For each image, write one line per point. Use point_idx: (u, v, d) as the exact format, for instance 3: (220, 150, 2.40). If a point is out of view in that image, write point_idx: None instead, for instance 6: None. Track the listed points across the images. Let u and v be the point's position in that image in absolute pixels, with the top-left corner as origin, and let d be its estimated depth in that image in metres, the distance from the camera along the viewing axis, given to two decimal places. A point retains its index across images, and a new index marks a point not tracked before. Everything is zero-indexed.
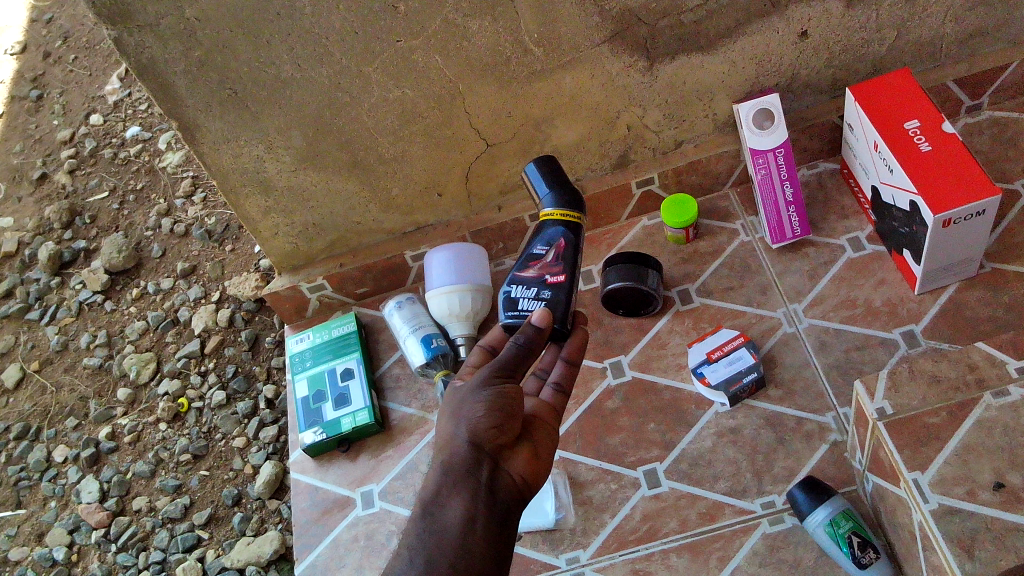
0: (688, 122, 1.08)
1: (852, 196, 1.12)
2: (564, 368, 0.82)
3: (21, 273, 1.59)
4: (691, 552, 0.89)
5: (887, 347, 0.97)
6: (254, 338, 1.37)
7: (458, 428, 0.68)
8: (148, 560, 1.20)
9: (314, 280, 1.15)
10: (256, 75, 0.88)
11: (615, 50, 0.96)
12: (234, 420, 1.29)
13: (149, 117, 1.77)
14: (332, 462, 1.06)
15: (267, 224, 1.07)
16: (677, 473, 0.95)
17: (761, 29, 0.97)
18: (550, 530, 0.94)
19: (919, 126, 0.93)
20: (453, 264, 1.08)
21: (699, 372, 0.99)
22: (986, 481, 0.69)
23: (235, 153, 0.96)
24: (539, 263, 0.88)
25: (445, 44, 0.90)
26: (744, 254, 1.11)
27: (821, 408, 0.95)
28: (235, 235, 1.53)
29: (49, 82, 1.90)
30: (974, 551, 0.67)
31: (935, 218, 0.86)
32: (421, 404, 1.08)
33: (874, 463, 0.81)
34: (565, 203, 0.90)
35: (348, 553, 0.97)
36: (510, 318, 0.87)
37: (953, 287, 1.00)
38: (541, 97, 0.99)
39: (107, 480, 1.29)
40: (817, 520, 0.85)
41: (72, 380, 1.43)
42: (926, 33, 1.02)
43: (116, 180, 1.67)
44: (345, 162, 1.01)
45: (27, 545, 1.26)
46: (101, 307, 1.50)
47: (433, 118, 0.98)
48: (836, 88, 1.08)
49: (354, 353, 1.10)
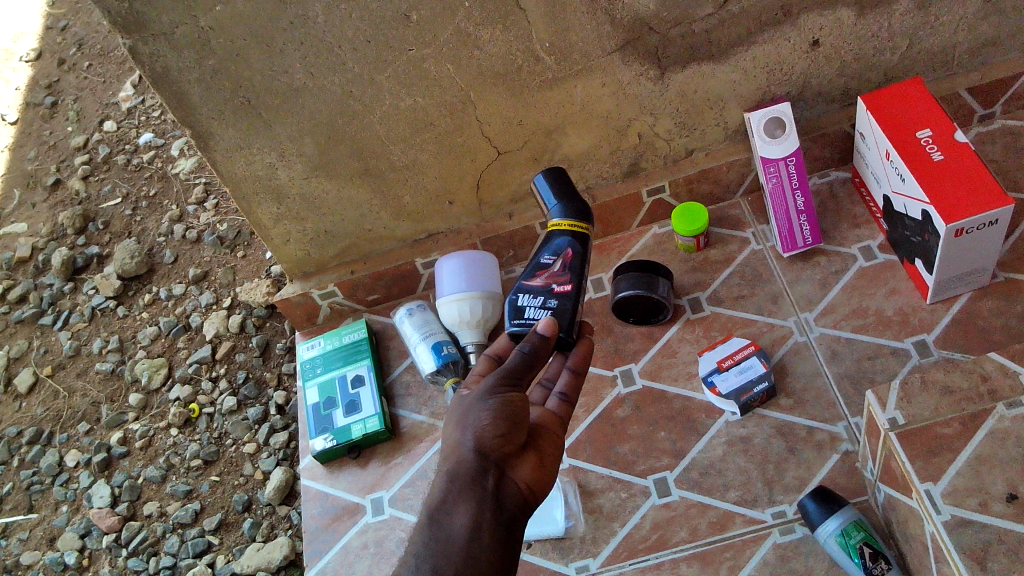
0: (698, 130, 1.08)
1: (864, 204, 1.11)
2: (570, 377, 0.83)
3: (35, 278, 1.60)
4: (701, 561, 0.89)
5: (898, 356, 0.97)
6: (266, 343, 1.38)
7: (463, 436, 0.68)
8: (158, 565, 1.20)
9: (325, 287, 1.15)
10: (269, 83, 0.89)
11: (626, 59, 0.96)
12: (245, 426, 1.30)
13: (162, 124, 1.79)
14: (342, 469, 1.06)
15: (279, 232, 1.08)
16: (688, 481, 0.95)
17: (773, 38, 0.97)
18: (560, 539, 0.94)
19: (931, 135, 0.93)
20: (462, 273, 1.09)
21: (710, 381, 0.99)
22: (1000, 493, 0.69)
23: (248, 160, 0.97)
24: (546, 272, 0.86)
25: (457, 53, 0.91)
26: (755, 263, 1.11)
27: (833, 417, 0.95)
28: (247, 241, 1.54)
29: (64, 89, 1.92)
30: (987, 563, 0.66)
31: (947, 227, 0.86)
32: (431, 411, 1.08)
33: (886, 474, 0.81)
34: (573, 215, 0.89)
35: (357, 560, 0.98)
36: (515, 326, 0.84)
37: (965, 297, 0.99)
38: (552, 106, 1.00)
39: (118, 485, 1.30)
40: (828, 530, 0.85)
41: (85, 385, 1.44)
42: (938, 42, 1.02)
43: (129, 186, 1.69)
44: (357, 170, 1.02)
45: (39, 549, 1.27)
46: (114, 312, 1.51)
47: (445, 126, 0.99)
48: (847, 97, 1.08)
49: (365, 360, 1.11)
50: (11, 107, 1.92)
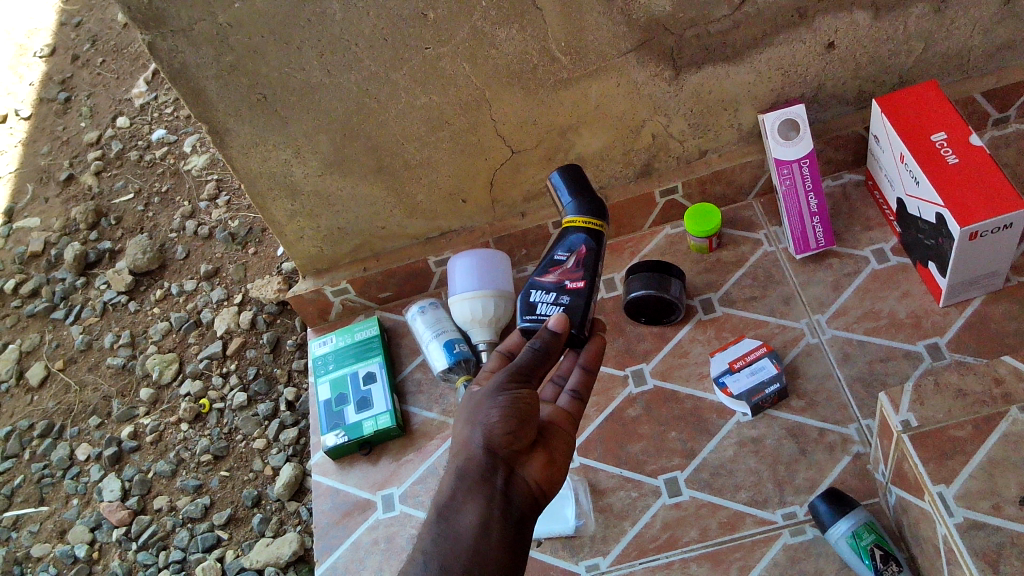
0: (712, 131, 1.08)
1: (877, 207, 1.12)
2: (581, 374, 0.82)
3: (47, 273, 1.61)
4: (712, 562, 0.89)
5: (911, 359, 0.97)
6: (276, 340, 1.38)
7: (473, 433, 0.68)
8: (168, 560, 1.21)
9: (338, 283, 1.16)
10: (286, 79, 0.89)
11: (641, 59, 0.97)
12: (255, 422, 1.31)
13: (175, 121, 1.80)
14: (353, 465, 1.07)
15: (292, 228, 1.08)
16: (699, 482, 0.95)
17: (788, 39, 0.97)
18: (570, 537, 0.94)
19: (946, 138, 0.93)
20: (475, 271, 1.09)
21: (722, 382, 1.00)
22: (1013, 496, 0.68)
23: (263, 157, 0.97)
24: (559, 269, 0.86)
25: (473, 52, 0.91)
26: (767, 264, 1.11)
27: (844, 420, 0.95)
28: (259, 237, 1.54)
29: (77, 84, 1.93)
30: (1000, 566, 0.66)
31: (962, 230, 0.86)
32: (442, 408, 1.09)
33: (898, 476, 0.81)
34: (588, 212, 0.88)
35: (368, 556, 0.98)
36: (527, 322, 0.85)
37: (978, 301, 0.99)
38: (566, 106, 1.00)
39: (129, 479, 1.30)
40: (839, 532, 0.85)
41: (96, 380, 1.44)
42: (953, 45, 1.02)
43: (142, 182, 1.70)
44: (370, 168, 1.02)
45: (49, 542, 1.28)
46: (125, 307, 1.52)
47: (461, 125, 0.99)
48: (861, 100, 1.08)
49: (377, 357, 1.11)
50: (24, 102, 1.93)
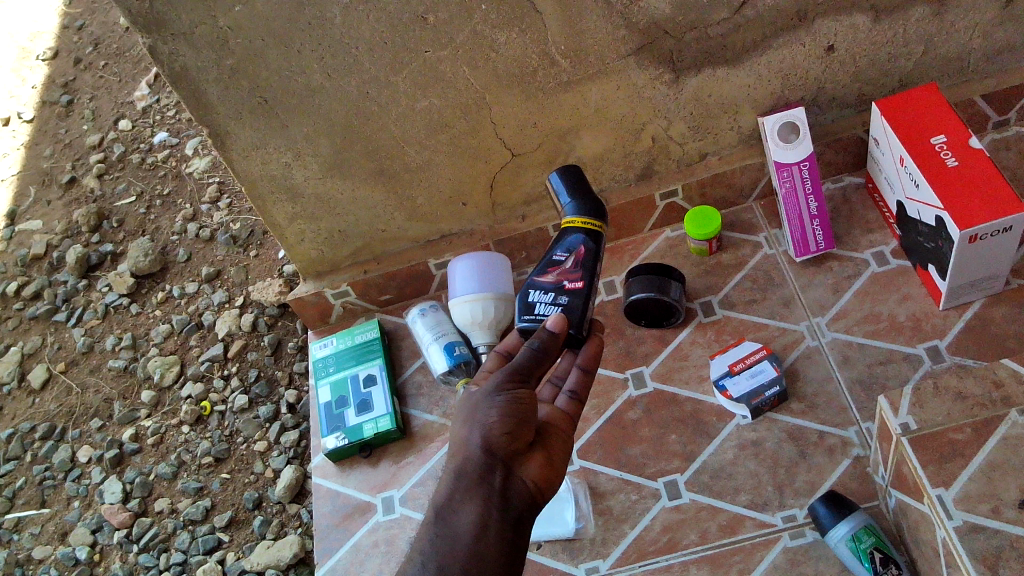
0: (712, 134, 1.08)
1: (877, 209, 1.12)
2: (580, 375, 0.83)
3: (49, 275, 1.61)
4: (712, 564, 0.89)
5: (911, 362, 0.97)
6: (277, 342, 1.39)
7: (471, 433, 0.68)
8: (169, 562, 1.21)
9: (338, 286, 1.16)
10: (287, 82, 0.90)
11: (641, 63, 0.97)
12: (256, 424, 1.31)
13: (177, 123, 1.80)
14: (353, 468, 1.07)
15: (293, 231, 1.09)
16: (699, 485, 0.95)
17: (788, 43, 0.98)
18: (569, 539, 0.95)
19: (946, 141, 0.93)
20: (475, 274, 1.09)
21: (722, 385, 1.00)
22: (1012, 499, 0.68)
23: (264, 160, 0.98)
24: (557, 269, 0.86)
25: (473, 56, 0.92)
26: (767, 267, 1.11)
27: (844, 422, 0.95)
28: (260, 240, 1.55)
29: (80, 87, 1.94)
30: (999, 568, 0.66)
31: (961, 233, 0.86)
32: (443, 411, 1.09)
33: (897, 479, 0.81)
34: (587, 213, 0.89)
35: (368, 558, 0.98)
36: (525, 322, 0.85)
37: (978, 304, 0.99)
38: (566, 110, 1.00)
39: (130, 481, 1.31)
40: (839, 535, 0.85)
41: (97, 382, 1.45)
42: (953, 48, 1.02)
43: (144, 184, 1.70)
44: (370, 171, 1.02)
45: (51, 544, 1.28)
46: (127, 309, 1.52)
47: (461, 128, 0.99)
48: (861, 103, 1.08)
49: (377, 360, 1.11)
50: (27, 105, 1.94)
